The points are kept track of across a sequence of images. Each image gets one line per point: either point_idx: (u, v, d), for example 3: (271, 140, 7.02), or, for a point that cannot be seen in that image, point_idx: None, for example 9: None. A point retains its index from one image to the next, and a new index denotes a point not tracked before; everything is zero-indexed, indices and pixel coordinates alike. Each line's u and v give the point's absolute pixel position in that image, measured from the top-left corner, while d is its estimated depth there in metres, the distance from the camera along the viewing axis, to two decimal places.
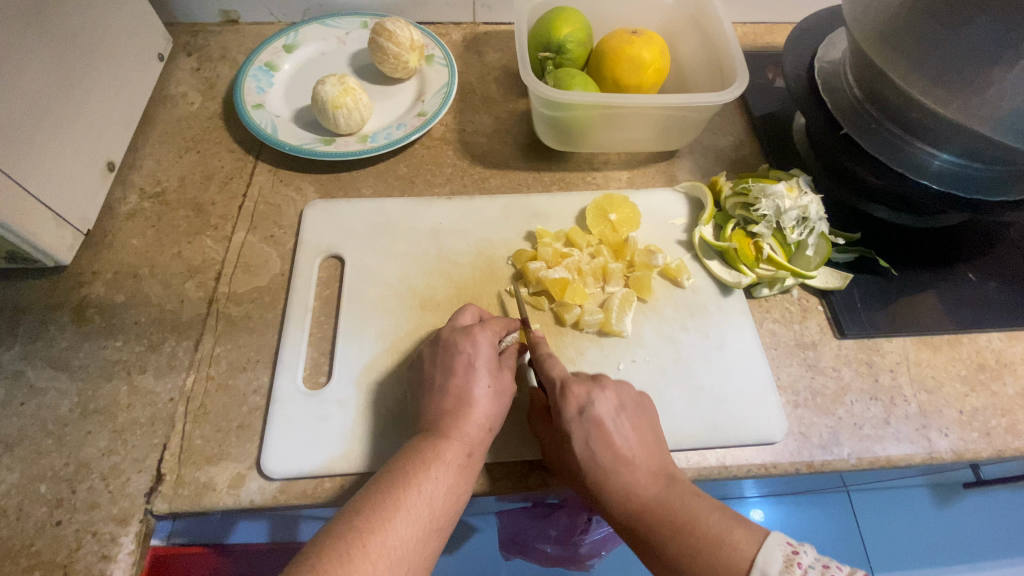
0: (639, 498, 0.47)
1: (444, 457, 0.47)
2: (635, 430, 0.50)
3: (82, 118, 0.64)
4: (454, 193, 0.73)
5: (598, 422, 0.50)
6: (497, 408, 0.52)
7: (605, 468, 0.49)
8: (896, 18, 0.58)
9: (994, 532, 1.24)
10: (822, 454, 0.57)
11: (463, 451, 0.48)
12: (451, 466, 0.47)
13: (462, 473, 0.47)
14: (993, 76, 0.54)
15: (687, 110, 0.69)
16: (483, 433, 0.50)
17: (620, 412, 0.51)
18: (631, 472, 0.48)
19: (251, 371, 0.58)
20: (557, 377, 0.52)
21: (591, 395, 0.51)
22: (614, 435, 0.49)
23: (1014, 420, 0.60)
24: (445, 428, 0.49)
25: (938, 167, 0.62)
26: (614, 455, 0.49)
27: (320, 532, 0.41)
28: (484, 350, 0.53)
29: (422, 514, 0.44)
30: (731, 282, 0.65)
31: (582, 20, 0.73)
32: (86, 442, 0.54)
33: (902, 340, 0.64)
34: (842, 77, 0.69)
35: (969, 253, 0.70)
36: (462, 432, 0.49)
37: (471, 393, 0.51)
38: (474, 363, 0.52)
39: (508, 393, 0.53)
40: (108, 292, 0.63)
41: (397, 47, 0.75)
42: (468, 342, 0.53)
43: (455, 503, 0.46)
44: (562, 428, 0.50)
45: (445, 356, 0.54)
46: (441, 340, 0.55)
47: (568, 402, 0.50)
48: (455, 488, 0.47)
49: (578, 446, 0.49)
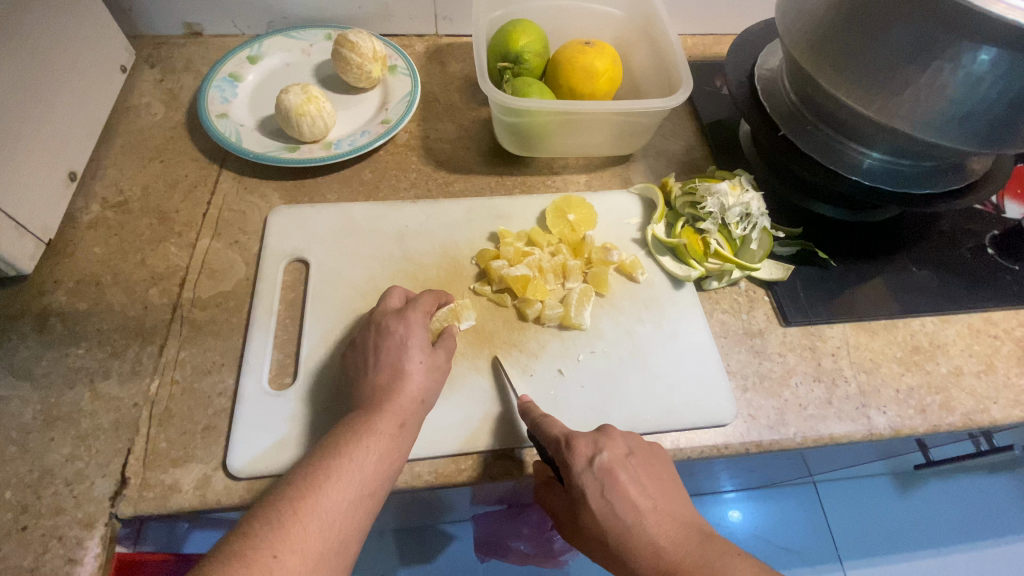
0: (670, 555, 0.46)
1: (376, 428, 0.49)
2: (649, 480, 0.50)
3: (43, 128, 0.64)
4: (418, 197, 0.75)
5: (608, 472, 0.49)
6: (431, 383, 0.54)
7: (625, 520, 0.48)
8: (820, 29, 0.61)
9: (955, 515, 1.28)
10: (771, 434, 0.60)
11: (396, 422, 0.50)
12: (383, 436, 0.49)
13: (395, 442, 0.49)
14: (908, 79, 0.56)
15: (637, 115, 0.73)
16: (418, 406, 0.52)
17: (629, 461, 0.51)
18: (654, 525, 0.47)
19: (216, 374, 0.59)
20: (559, 434, 0.52)
21: (598, 447, 0.51)
22: (629, 486, 0.49)
23: (947, 397, 0.65)
24: (379, 402, 0.51)
25: (870, 164, 0.67)
26: (633, 508, 0.48)
27: (261, 503, 0.44)
28: (417, 330, 0.56)
29: (354, 481, 0.46)
30: (682, 275, 0.68)
31: (537, 32, 0.77)
32: (49, 449, 0.54)
33: (842, 326, 0.69)
34: (779, 84, 0.74)
35: (902, 244, 0.75)
36: (394, 405, 0.51)
37: (405, 368, 0.53)
38: (407, 341, 0.55)
39: (441, 369, 0.55)
40: (70, 300, 0.63)
41: (359, 58, 0.77)
42: (401, 323, 0.56)
43: (389, 471, 0.48)
44: (574, 485, 0.50)
45: (378, 338, 0.56)
46: (376, 323, 0.57)
47: (575, 454, 0.50)
48: (389, 456, 0.48)
49: (595, 501, 0.48)
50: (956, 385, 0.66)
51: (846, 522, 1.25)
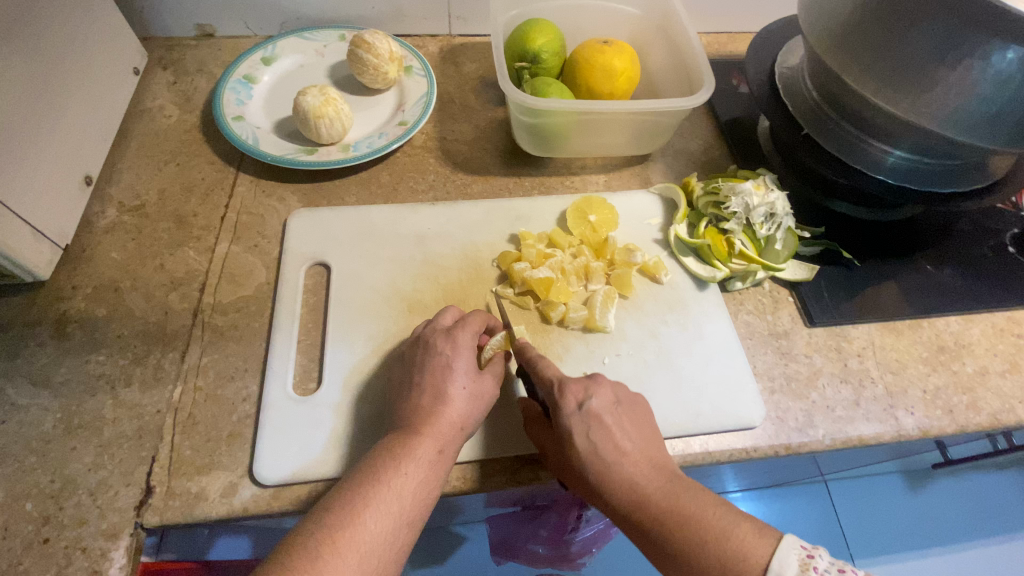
0: (643, 489, 0.49)
1: (415, 453, 0.49)
2: (632, 425, 0.52)
3: (59, 133, 0.64)
4: (437, 199, 0.74)
5: (595, 416, 0.51)
6: (473, 408, 0.53)
7: (606, 459, 0.50)
8: (845, 25, 0.61)
9: (964, 510, 1.27)
10: (799, 436, 0.60)
11: (435, 448, 0.50)
12: (422, 463, 0.48)
13: (434, 469, 0.49)
14: (937, 77, 0.55)
15: (658, 115, 0.72)
16: (457, 431, 0.52)
17: (616, 409, 0.53)
18: (632, 464, 0.50)
19: (239, 380, 0.58)
20: (553, 377, 0.54)
21: (588, 393, 0.53)
22: (613, 430, 0.51)
23: (974, 397, 0.64)
24: (420, 426, 0.51)
25: (893, 162, 0.66)
26: (615, 450, 0.50)
27: (298, 528, 0.44)
28: (464, 353, 0.55)
29: (392, 509, 0.46)
30: (706, 276, 0.68)
31: (555, 31, 0.76)
32: (72, 458, 0.53)
33: (867, 326, 0.68)
34: (800, 82, 0.74)
35: (925, 242, 0.75)
36: (435, 429, 0.50)
37: (447, 391, 0.53)
38: (451, 364, 0.54)
39: (486, 396, 0.55)
40: (89, 306, 0.62)
41: (376, 59, 0.77)
42: (448, 344, 0.56)
43: (426, 499, 0.48)
44: (561, 426, 0.52)
45: (425, 356, 0.56)
46: (423, 341, 0.57)
47: (567, 398, 0.52)
48: (427, 484, 0.48)
49: (579, 440, 0.51)
50: (983, 385, 0.65)
51: (856, 518, 1.24)
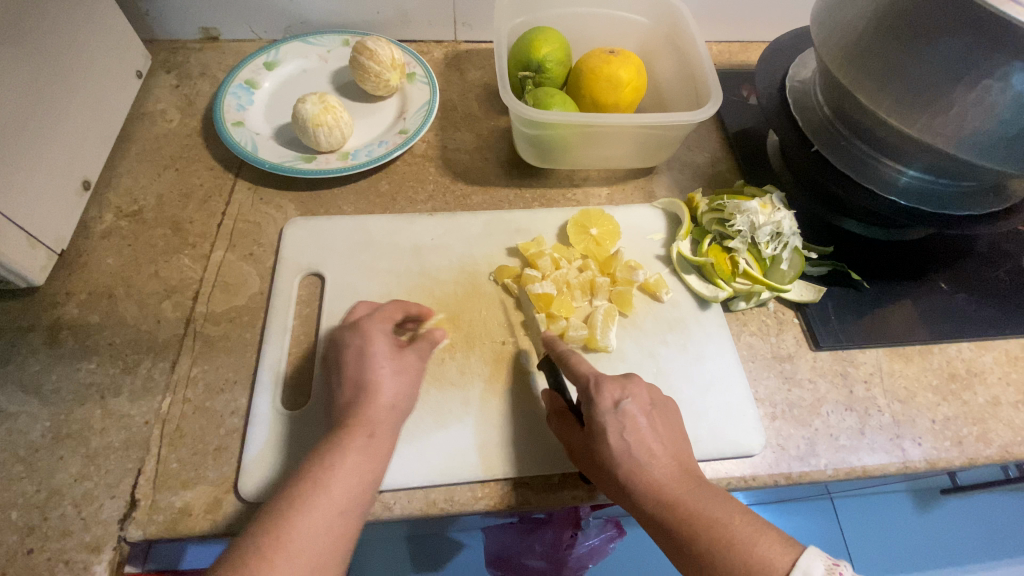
0: (671, 493, 0.47)
1: (346, 444, 0.47)
2: (663, 429, 0.51)
3: (58, 137, 0.63)
4: (435, 210, 0.73)
5: (631, 416, 0.50)
6: (401, 390, 0.52)
7: (637, 459, 0.48)
8: (859, 41, 0.59)
9: (974, 534, 1.23)
10: (800, 465, 0.58)
11: (365, 434, 0.48)
12: (352, 451, 0.47)
13: (369, 455, 0.47)
14: (954, 97, 0.53)
15: (663, 129, 0.70)
16: (389, 414, 0.50)
17: (651, 411, 0.51)
18: (661, 467, 0.48)
19: (229, 393, 0.58)
20: (587, 373, 0.52)
21: (625, 392, 0.51)
22: (645, 433, 0.50)
23: (985, 428, 0.62)
24: (347, 418, 0.49)
25: (906, 182, 0.64)
26: (647, 451, 0.49)
27: (254, 522, 0.43)
28: (378, 338, 0.54)
29: (325, 500, 0.44)
30: (709, 296, 0.66)
31: (560, 39, 0.74)
32: (59, 468, 0.53)
33: (875, 351, 0.66)
34: (812, 97, 0.71)
35: (939, 264, 0.72)
36: (363, 417, 0.49)
37: (372, 377, 0.51)
38: (364, 349, 0.53)
39: (411, 372, 0.54)
40: (83, 312, 0.62)
41: (378, 66, 0.76)
42: (356, 334, 0.55)
43: (364, 484, 0.46)
44: (594, 421, 0.50)
45: (337, 351, 0.55)
46: (334, 336, 0.56)
47: (603, 395, 0.51)
48: (364, 470, 0.46)
49: (613, 438, 0.49)
50: (995, 417, 0.63)
51: (860, 537, 1.21)
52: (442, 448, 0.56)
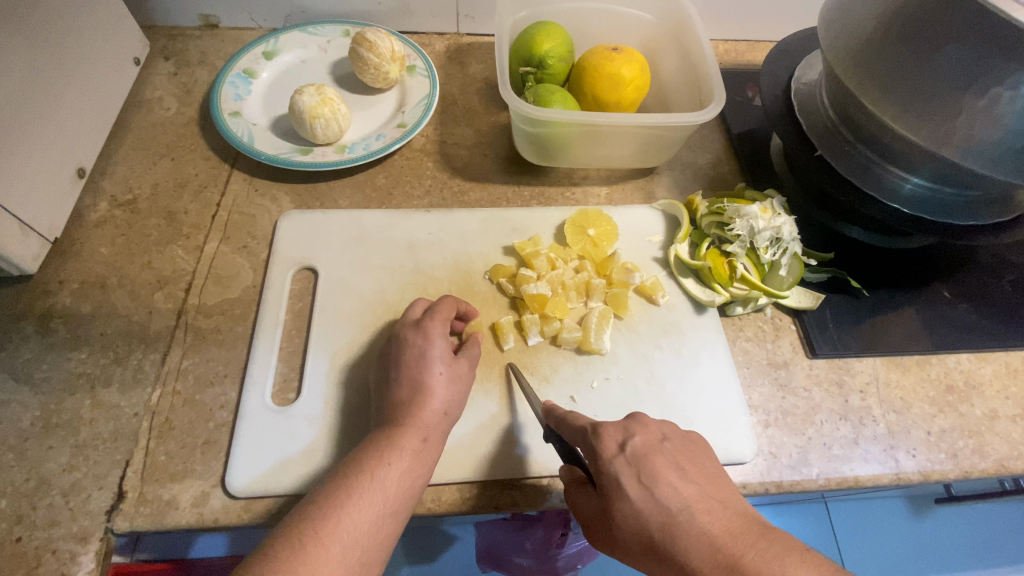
0: (721, 546, 0.40)
1: (399, 445, 0.47)
2: (688, 468, 0.46)
3: (53, 124, 0.63)
4: (432, 206, 0.72)
5: (643, 459, 0.45)
6: (454, 394, 0.53)
7: (670, 510, 0.42)
8: (865, 45, 0.58)
9: (965, 539, 1.22)
10: (792, 474, 0.57)
11: (419, 438, 0.49)
12: (406, 453, 0.47)
13: (419, 460, 0.48)
14: (962, 106, 0.52)
15: (665, 129, 0.69)
16: (440, 419, 0.51)
17: (662, 446, 0.47)
18: (702, 515, 0.42)
19: (219, 386, 0.58)
20: (587, 423, 0.49)
21: (629, 433, 0.47)
22: (667, 473, 0.44)
23: (980, 441, 0.61)
24: (400, 418, 0.50)
25: (909, 190, 0.63)
26: (675, 496, 0.43)
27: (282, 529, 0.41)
28: (437, 341, 0.54)
29: (376, 500, 0.44)
30: (706, 300, 0.65)
31: (563, 35, 0.73)
32: (47, 457, 0.53)
33: (872, 360, 0.65)
34: (817, 99, 0.70)
35: (941, 273, 0.71)
36: (418, 421, 0.50)
37: (425, 381, 0.52)
38: (427, 354, 0.53)
39: (464, 378, 0.54)
40: (75, 301, 0.62)
41: (377, 57, 0.75)
42: (420, 336, 0.54)
43: (412, 489, 0.47)
44: (606, 475, 0.45)
45: (397, 351, 0.54)
46: (394, 336, 0.56)
47: (605, 441, 0.46)
48: (413, 473, 0.47)
49: (631, 489, 0.43)
50: (991, 429, 0.62)
51: (852, 540, 1.20)
52: None
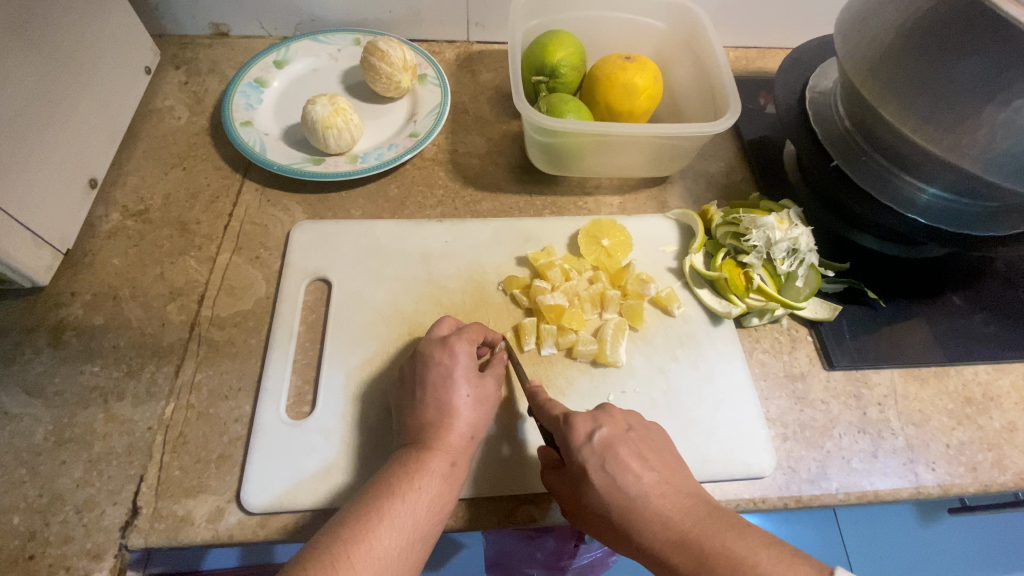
0: (676, 528, 0.44)
1: (429, 468, 0.47)
2: (652, 454, 0.49)
3: (66, 135, 0.63)
4: (445, 216, 0.72)
5: (609, 448, 0.48)
6: (480, 416, 0.52)
7: (629, 495, 0.46)
8: (884, 55, 0.57)
9: (976, 547, 1.21)
10: (811, 489, 0.57)
11: (447, 461, 0.48)
12: (436, 477, 0.47)
13: (447, 483, 0.47)
14: (982, 117, 0.52)
15: (679, 139, 0.69)
16: (466, 442, 0.51)
17: (629, 436, 0.50)
18: (657, 498, 0.46)
19: (232, 400, 0.57)
20: (560, 411, 0.51)
21: (598, 423, 0.50)
22: (630, 460, 0.48)
23: (1000, 454, 0.60)
24: (429, 440, 0.49)
25: (926, 201, 0.62)
26: (636, 482, 0.47)
27: (307, 549, 0.41)
28: (462, 360, 0.54)
29: (406, 523, 0.44)
30: (722, 311, 0.65)
31: (575, 44, 0.73)
32: (61, 472, 0.52)
33: (890, 372, 0.64)
34: (832, 108, 0.69)
35: (956, 282, 0.70)
36: (446, 443, 0.49)
37: (452, 404, 0.51)
38: (452, 373, 0.53)
39: (490, 399, 0.54)
40: (88, 313, 0.61)
41: (389, 67, 0.74)
42: (445, 353, 0.54)
43: (440, 513, 0.46)
44: (576, 463, 0.48)
45: (421, 369, 0.54)
46: (419, 353, 0.55)
47: (575, 432, 0.49)
48: (441, 497, 0.47)
49: (596, 476, 0.47)
50: (1010, 442, 0.61)
51: (863, 546, 1.19)
52: None
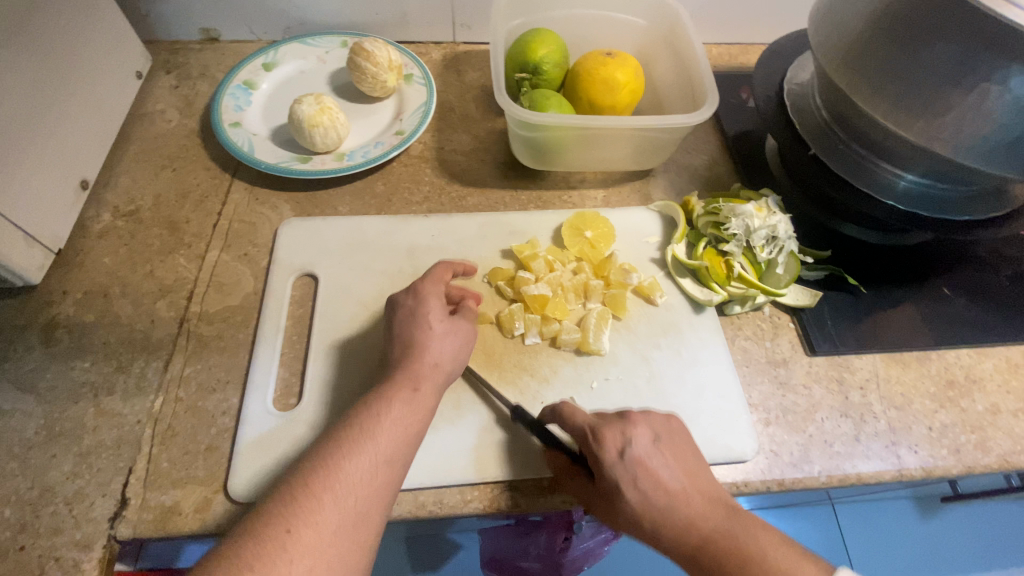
0: (700, 531, 0.46)
1: (391, 399, 0.49)
2: (676, 459, 0.49)
3: (57, 136, 0.64)
4: (431, 211, 0.73)
5: (640, 463, 0.48)
6: (447, 348, 0.54)
7: (659, 505, 0.47)
8: (856, 45, 0.58)
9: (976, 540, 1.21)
10: (794, 472, 0.57)
11: (412, 388, 0.50)
12: (398, 406, 0.48)
13: (411, 409, 0.49)
14: (951, 102, 0.53)
15: (659, 131, 0.70)
16: (434, 370, 0.52)
17: (656, 448, 0.49)
18: (685, 505, 0.47)
19: (221, 393, 0.58)
20: (585, 426, 0.50)
21: (627, 437, 0.49)
22: (659, 472, 0.48)
23: (982, 436, 0.61)
24: (394, 374, 0.51)
25: (904, 187, 0.63)
26: (665, 493, 0.47)
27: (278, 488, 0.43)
28: (428, 300, 0.56)
29: (369, 447, 0.45)
30: (703, 300, 0.65)
31: (557, 41, 0.74)
32: (51, 465, 0.53)
33: (872, 357, 0.65)
34: (809, 99, 0.71)
35: (937, 269, 0.71)
36: (411, 375, 0.51)
37: (417, 339, 0.53)
38: (416, 311, 0.55)
39: (461, 331, 0.55)
40: (78, 311, 0.62)
41: (375, 67, 0.76)
42: (410, 296, 0.57)
43: (408, 437, 0.48)
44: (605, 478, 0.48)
45: (391, 315, 0.57)
46: (388, 302, 0.58)
47: (605, 446, 0.48)
48: (407, 421, 0.48)
49: (629, 492, 0.47)
50: (993, 424, 0.62)
51: (863, 543, 1.18)
52: (437, 450, 0.55)
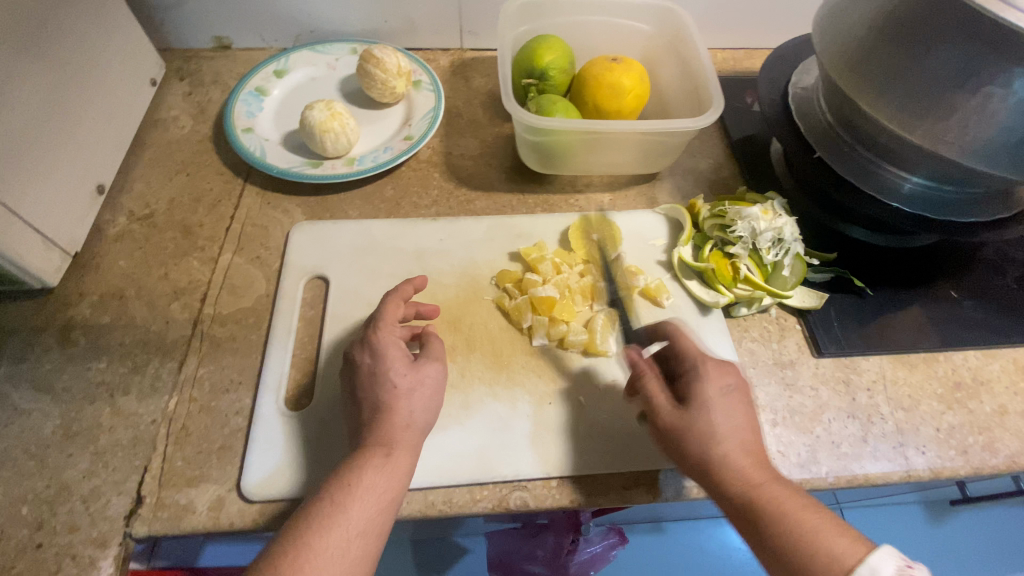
0: (757, 486, 0.47)
1: (362, 465, 0.48)
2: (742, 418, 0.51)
3: (75, 142, 0.65)
4: (439, 215, 0.74)
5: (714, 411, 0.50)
6: (415, 403, 0.53)
7: (722, 452, 0.49)
8: (860, 49, 0.59)
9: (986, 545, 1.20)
10: (802, 472, 0.57)
11: (382, 453, 0.49)
12: (370, 472, 0.48)
13: (385, 474, 0.48)
14: (955, 105, 0.53)
15: (665, 135, 0.70)
16: (406, 430, 0.51)
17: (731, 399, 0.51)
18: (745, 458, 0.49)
19: (233, 393, 0.59)
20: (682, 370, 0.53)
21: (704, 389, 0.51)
22: (730, 423, 0.50)
23: (991, 437, 0.61)
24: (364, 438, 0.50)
25: (910, 189, 0.63)
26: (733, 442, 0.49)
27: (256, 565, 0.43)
28: (389, 353, 0.54)
29: (341, 522, 0.45)
30: (710, 301, 0.66)
31: (563, 47, 0.75)
32: (69, 464, 0.54)
33: (879, 358, 0.65)
34: (814, 103, 0.71)
35: (944, 271, 0.71)
36: (380, 438, 0.50)
37: (382, 399, 0.52)
38: (376, 370, 0.53)
39: (428, 381, 0.54)
40: (95, 313, 0.64)
41: (384, 73, 0.77)
42: (367, 352, 0.55)
43: (384, 502, 0.47)
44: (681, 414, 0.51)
45: (352, 373, 0.55)
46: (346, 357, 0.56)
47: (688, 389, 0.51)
48: (381, 489, 0.47)
49: (700, 433, 0.49)
50: (1001, 425, 0.62)
51: None
52: (446, 449, 0.56)
